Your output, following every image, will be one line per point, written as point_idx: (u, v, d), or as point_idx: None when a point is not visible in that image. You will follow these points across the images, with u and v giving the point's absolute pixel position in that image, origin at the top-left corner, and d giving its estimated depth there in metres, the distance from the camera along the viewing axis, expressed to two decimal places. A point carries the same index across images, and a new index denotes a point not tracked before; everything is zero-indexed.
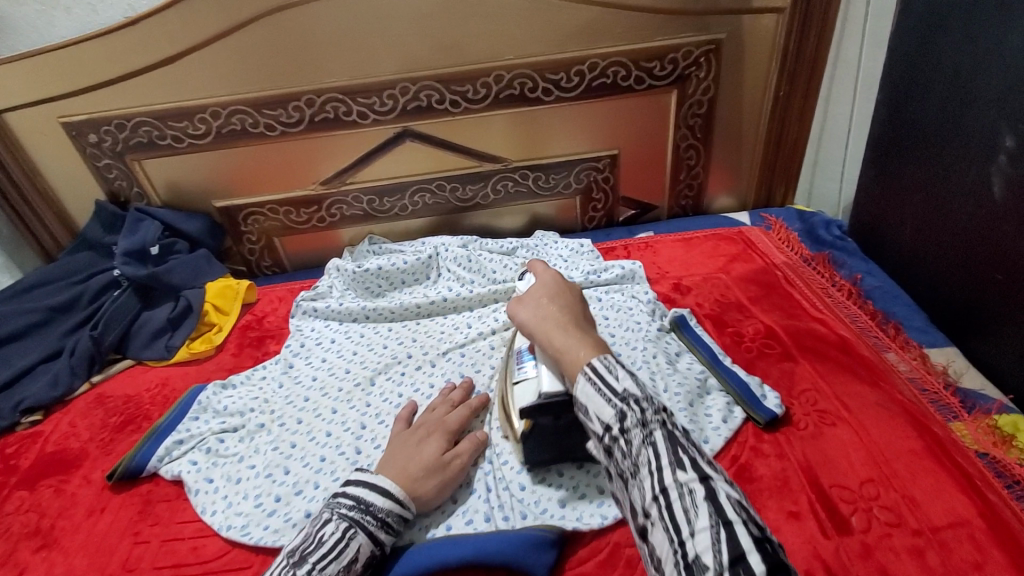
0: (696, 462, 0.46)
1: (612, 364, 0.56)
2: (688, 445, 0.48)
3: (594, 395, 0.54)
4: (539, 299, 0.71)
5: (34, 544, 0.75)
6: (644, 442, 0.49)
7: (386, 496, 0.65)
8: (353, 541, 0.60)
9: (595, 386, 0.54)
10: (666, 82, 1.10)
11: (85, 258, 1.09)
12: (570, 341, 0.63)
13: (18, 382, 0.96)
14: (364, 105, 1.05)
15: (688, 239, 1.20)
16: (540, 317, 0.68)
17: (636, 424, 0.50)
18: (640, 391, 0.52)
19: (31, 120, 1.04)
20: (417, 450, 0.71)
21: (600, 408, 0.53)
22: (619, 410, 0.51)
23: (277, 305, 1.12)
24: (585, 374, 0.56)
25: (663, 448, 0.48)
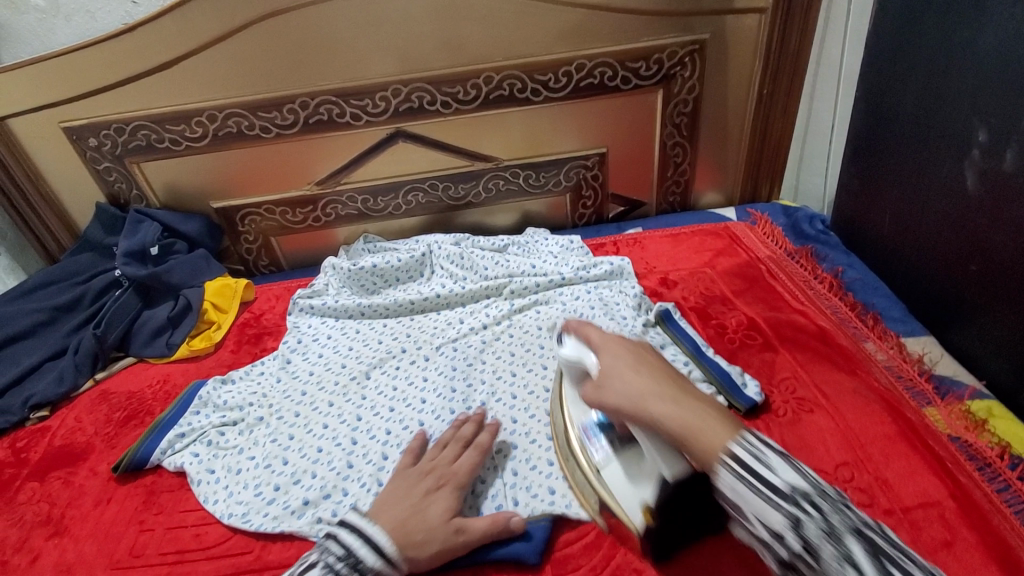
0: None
1: (758, 451, 0.52)
2: (895, 556, 0.45)
3: (749, 495, 0.50)
4: (615, 368, 0.64)
5: (44, 533, 0.78)
6: (839, 559, 0.45)
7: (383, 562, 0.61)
8: None
9: (748, 482, 0.50)
10: (652, 82, 1.13)
11: (86, 259, 1.12)
12: (683, 407, 0.57)
13: (23, 379, 0.99)
14: (358, 107, 1.08)
15: (675, 235, 1.23)
16: (632, 389, 0.61)
17: (822, 537, 0.46)
18: (807, 485, 0.50)
19: (31, 124, 1.06)
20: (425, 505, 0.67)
21: (765, 511, 0.49)
22: (794, 517, 0.48)
23: (275, 303, 1.15)
24: (728, 467, 0.52)
25: (868, 567, 0.45)
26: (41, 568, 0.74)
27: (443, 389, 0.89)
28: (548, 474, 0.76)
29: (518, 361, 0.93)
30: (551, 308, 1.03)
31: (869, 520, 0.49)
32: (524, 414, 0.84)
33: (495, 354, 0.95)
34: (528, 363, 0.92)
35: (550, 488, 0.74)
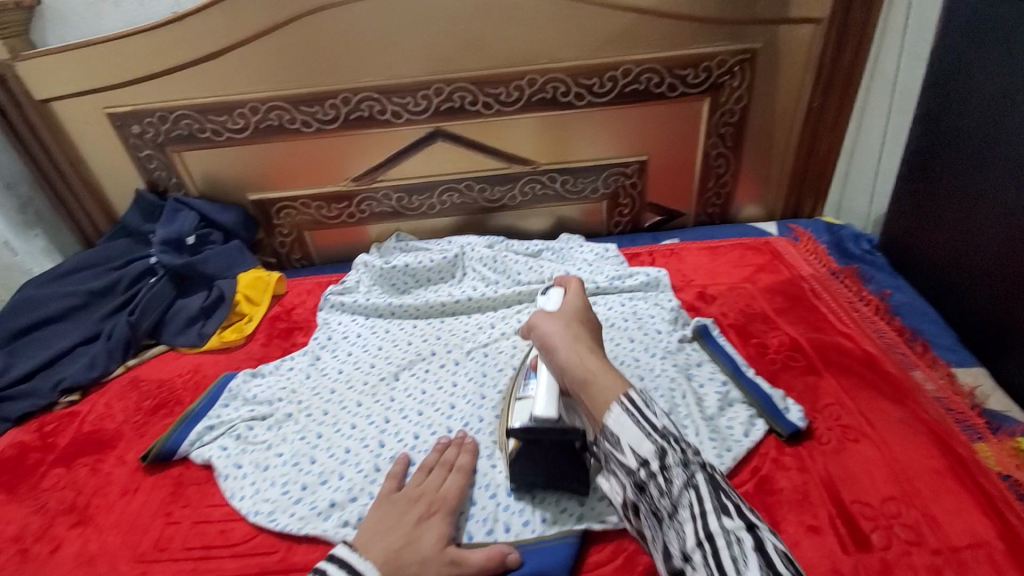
0: (739, 510, 0.53)
1: (649, 400, 0.61)
2: (727, 491, 0.55)
3: (629, 426, 0.59)
4: (565, 317, 0.76)
5: (69, 521, 0.78)
6: (685, 484, 0.55)
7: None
8: None
9: (632, 417, 0.59)
10: (700, 90, 1.10)
11: (122, 245, 1.13)
12: (597, 356, 0.68)
13: (55, 363, 1.00)
14: (399, 105, 1.07)
15: (713, 247, 1.19)
16: (567, 330, 0.73)
17: (677, 464, 0.56)
18: (676, 432, 0.59)
19: (76, 109, 1.07)
20: (408, 533, 0.65)
21: (637, 441, 0.58)
22: (658, 446, 0.57)
23: (305, 298, 1.14)
24: (619, 405, 0.61)
25: (705, 493, 0.54)
26: (65, 555, 0.74)
27: (473, 395, 0.87)
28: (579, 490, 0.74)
29: None
30: None
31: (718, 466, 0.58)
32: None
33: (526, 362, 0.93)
34: None
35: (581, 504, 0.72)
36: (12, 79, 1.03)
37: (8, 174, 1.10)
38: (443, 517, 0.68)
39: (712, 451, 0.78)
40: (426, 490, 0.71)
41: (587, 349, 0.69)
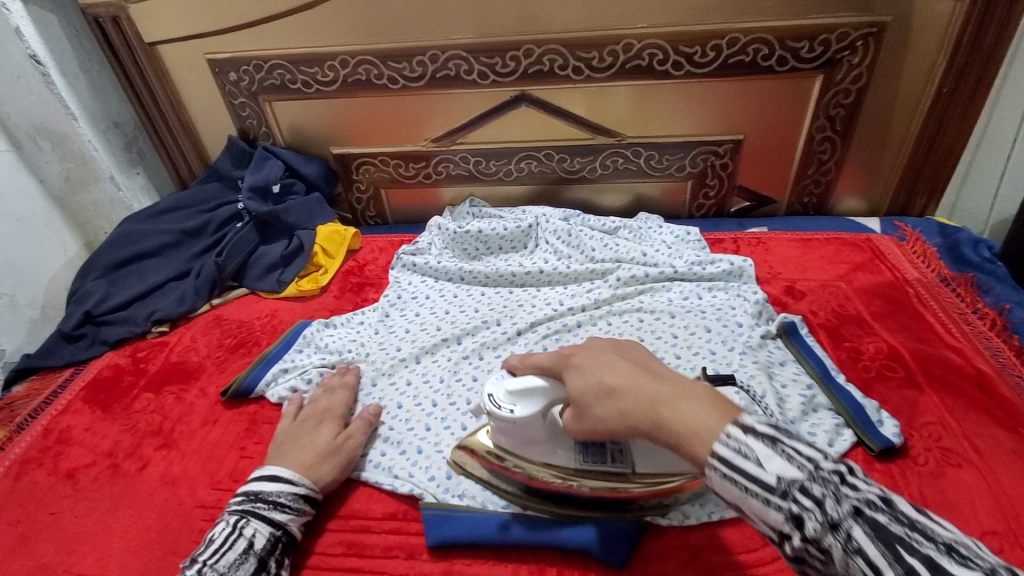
0: (934, 564, 0.35)
1: (742, 444, 0.43)
2: (908, 536, 0.37)
3: (742, 494, 0.43)
4: (596, 375, 0.54)
5: (155, 443, 0.83)
6: (845, 552, 0.38)
7: (284, 483, 0.69)
8: (246, 530, 0.64)
9: (738, 482, 0.43)
10: (813, 66, 1.01)
11: (214, 189, 1.18)
12: (671, 391, 0.49)
13: (149, 295, 1.06)
14: (487, 65, 1.04)
15: (806, 240, 1.11)
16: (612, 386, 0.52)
17: (822, 531, 0.39)
18: (804, 467, 0.42)
19: (179, 54, 1.11)
20: (309, 440, 0.75)
21: (761, 512, 0.42)
22: (789, 513, 0.41)
23: (378, 255, 1.16)
24: (714, 468, 0.44)
25: (877, 555, 0.37)
26: (151, 475, 0.79)
27: None
28: None
29: None
30: (657, 301, 0.96)
31: (882, 491, 0.40)
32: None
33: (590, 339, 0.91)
34: None
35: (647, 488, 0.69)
36: (124, 20, 1.08)
37: (115, 113, 1.17)
38: (334, 422, 0.78)
39: None
40: (311, 408, 0.80)
41: (649, 390, 0.50)
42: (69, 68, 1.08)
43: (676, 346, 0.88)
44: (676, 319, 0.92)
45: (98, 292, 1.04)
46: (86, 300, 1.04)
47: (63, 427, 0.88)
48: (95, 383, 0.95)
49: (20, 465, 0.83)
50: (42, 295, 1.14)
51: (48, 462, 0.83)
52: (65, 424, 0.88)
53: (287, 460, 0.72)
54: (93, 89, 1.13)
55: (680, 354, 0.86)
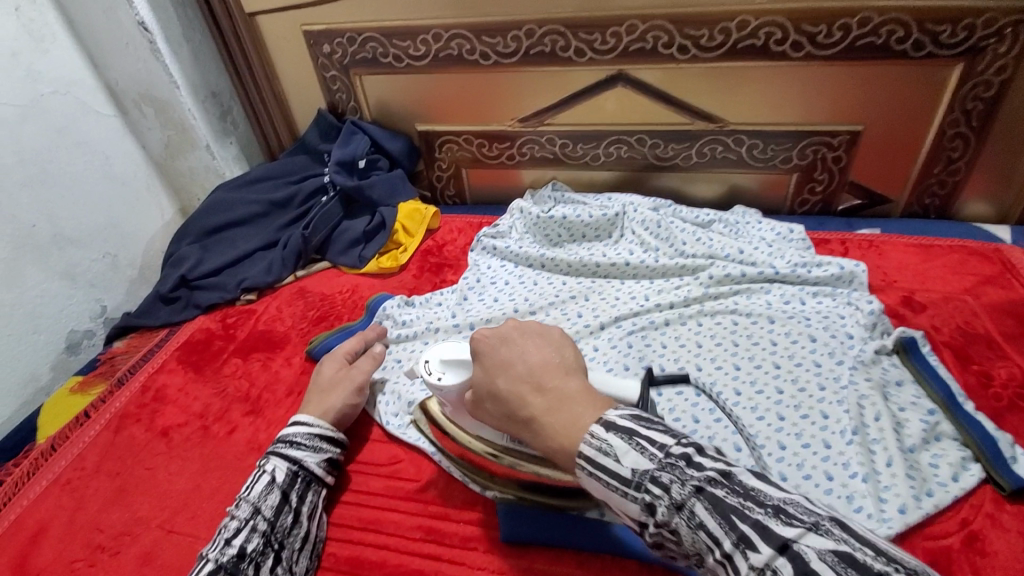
0: (763, 528, 0.38)
1: (603, 442, 0.45)
2: (740, 506, 0.39)
3: (604, 489, 0.45)
4: (492, 379, 0.54)
5: (243, 409, 0.86)
6: (691, 528, 0.41)
7: (301, 425, 0.74)
8: (269, 466, 0.69)
9: (601, 480, 0.45)
10: (956, 51, 0.89)
11: (301, 161, 1.19)
12: (548, 402, 0.50)
13: (239, 263, 1.09)
14: (585, 41, 0.98)
15: (925, 246, 0.99)
16: (503, 394, 0.53)
17: (671, 513, 0.42)
18: (656, 450, 0.44)
19: (277, 25, 1.12)
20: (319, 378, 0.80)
21: (622, 504, 0.44)
22: (644, 503, 0.43)
23: (456, 236, 1.14)
24: (581, 469, 0.46)
25: (716, 527, 0.39)
26: (238, 440, 0.81)
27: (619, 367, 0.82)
28: None
29: (707, 355, 0.83)
30: (754, 304, 0.89)
31: (725, 465, 0.42)
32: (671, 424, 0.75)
33: (679, 339, 0.86)
34: (719, 359, 0.82)
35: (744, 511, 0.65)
36: None
37: (212, 84, 1.19)
38: (339, 359, 0.83)
39: (907, 486, 0.65)
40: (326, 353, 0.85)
41: (531, 401, 0.50)
42: (174, 37, 1.10)
43: (776, 355, 0.81)
44: (775, 326, 0.85)
45: (192, 257, 1.08)
46: (181, 264, 1.08)
47: (159, 385, 0.92)
48: (188, 344, 0.99)
49: (120, 419, 0.88)
50: (141, 257, 1.23)
51: (147, 418, 0.87)
52: (161, 382, 0.92)
53: (307, 404, 0.77)
54: (194, 58, 1.14)
55: (780, 364, 0.80)
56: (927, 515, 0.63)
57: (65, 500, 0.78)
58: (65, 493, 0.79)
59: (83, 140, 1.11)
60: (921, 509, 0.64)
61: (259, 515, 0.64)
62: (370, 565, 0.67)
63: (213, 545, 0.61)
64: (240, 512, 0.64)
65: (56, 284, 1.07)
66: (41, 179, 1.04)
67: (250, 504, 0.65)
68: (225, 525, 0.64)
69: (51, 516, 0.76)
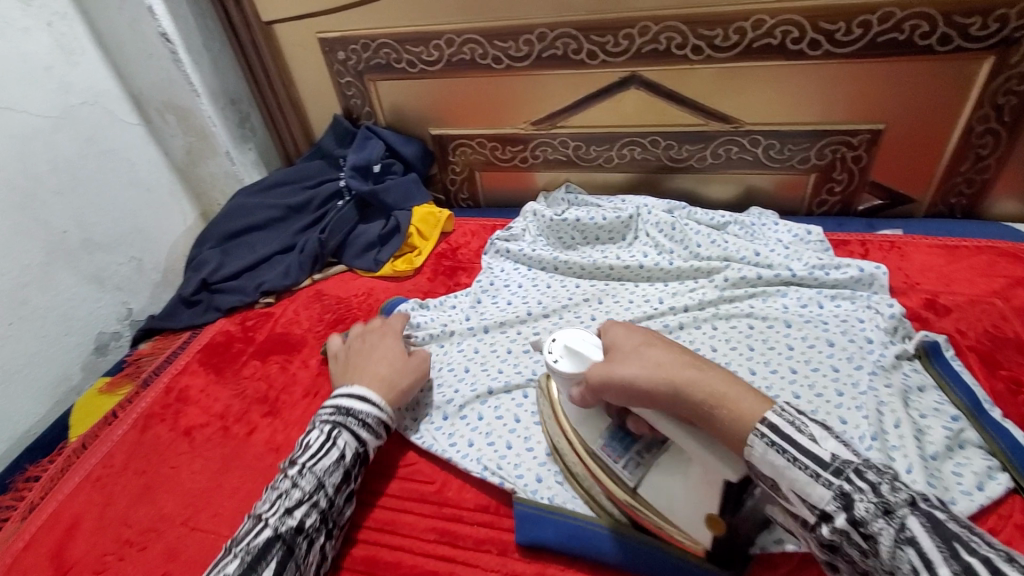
0: (984, 564, 0.36)
1: (796, 421, 0.47)
2: (963, 536, 0.38)
3: (786, 468, 0.45)
4: (631, 355, 0.55)
5: (261, 410, 0.87)
6: (896, 541, 0.40)
7: (372, 405, 0.74)
8: (337, 441, 0.70)
9: (787, 454, 0.45)
10: (983, 46, 0.86)
11: (317, 166, 1.21)
12: (698, 381, 0.51)
13: (258, 266, 1.11)
14: (597, 44, 0.98)
15: (951, 247, 0.97)
16: (650, 365, 0.53)
17: (875, 515, 0.41)
18: (856, 456, 0.45)
19: (293, 33, 1.14)
20: (380, 356, 0.81)
21: (807, 488, 0.45)
22: (838, 492, 0.43)
23: (470, 239, 1.15)
24: (760, 437, 0.46)
25: (925, 544, 0.38)
26: (256, 441, 0.83)
27: None
28: None
29: (722, 360, 0.82)
30: (771, 307, 0.88)
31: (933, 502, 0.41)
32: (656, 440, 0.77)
33: (693, 343, 0.85)
34: (733, 364, 0.81)
35: None
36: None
37: (232, 91, 1.22)
38: (397, 338, 0.85)
39: (927, 493, 0.63)
40: (375, 329, 0.87)
41: (679, 380, 0.51)
42: (195, 46, 1.13)
43: (793, 360, 0.80)
44: (792, 329, 0.84)
45: (213, 261, 1.11)
46: (203, 268, 1.10)
47: (182, 387, 0.94)
48: (209, 347, 1.01)
49: (146, 419, 0.90)
50: (164, 260, 1.26)
51: (170, 419, 0.90)
52: (183, 384, 0.95)
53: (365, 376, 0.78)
54: (214, 66, 1.17)
55: (797, 368, 0.79)
56: None
57: (95, 497, 0.81)
58: (95, 490, 0.82)
59: (110, 148, 1.14)
60: None
61: (320, 491, 0.66)
62: (385, 565, 0.68)
63: (273, 508, 0.64)
64: (303, 484, 0.65)
65: (85, 287, 1.11)
66: (71, 186, 1.07)
67: (314, 478, 0.66)
68: (285, 489, 0.65)
69: (83, 511, 0.79)
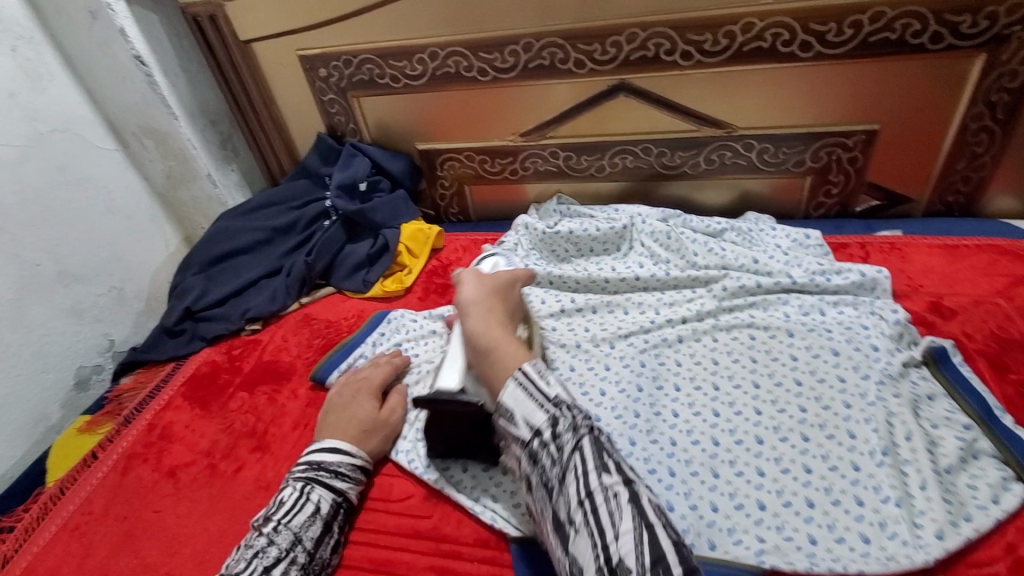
0: (617, 466, 0.54)
1: (540, 368, 0.62)
2: (609, 452, 0.55)
3: (524, 399, 0.60)
4: (485, 283, 0.76)
5: (249, 445, 0.84)
6: (573, 449, 0.55)
7: (343, 454, 0.72)
8: (312, 495, 0.68)
9: (527, 390, 0.60)
10: (976, 43, 0.84)
11: (302, 186, 1.18)
12: (500, 336, 0.68)
13: (243, 291, 1.08)
14: (584, 52, 0.96)
15: (951, 247, 0.95)
16: (483, 298, 0.74)
17: (567, 430, 0.56)
18: (570, 399, 0.60)
19: (272, 51, 1.11)
20: (352, 410, 0.77)
21: (530, 413, 0.59)
22: (550, 416, 0.57)
23: (461, 255, 1.12)
24: (515, 379, 0.61)
25: (590, 455, 0.54)
26: (243, 479, 0.79)
27: (629, 385, 0.79)
28: (767, 532, 0.63)
29: (723, 373, 0.79)
30: (771, 316, 0.86)
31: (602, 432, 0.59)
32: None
33: (693, 357, 0.83)
34: (736, 377, 0.79)
35: (757, 541, 0.62)
36: (221, 18, 1.08)
37: (211, 112, 1.19)
38: (370, 393, 0.79)
39: (943, 509, 0.61)
40: (351, 377, 0.82)
41: (491, 330, 0.69)
42: (170, 68, 1.10)
43: (797, 371, 0.77)
44: (795, 339, 0.82)
45: (196, 288, 1.07)
46: (186, 296, 1.07)
47: (165, 423, 0.91)
48: (193, 378, 0.98)
49: (128, 459, 0.87)
50: (147, 288, 1.23)
51: (153, 458, 0.86)
52: (166, 421, 0.91)
53: (338, 430, 0.75)
54: (191, 88, 1.14)
55: (802, 379, 0.76)
56: (967, 542, 0.59)
57: (73, 547, 0.77)
58: (75, 538, 0.78)
59: (85, 175, 1.11)
60: (960, 535, 0.59)
61: (298, 547, 0.64)
62: None
63: (250, 568, 0.61)
64: (278, 541, 0.64)
65: (64, 320, 1.07)
66: (46, 217, 1.04)
67: (291, 533, 0.65)
68: (259, 548, 0.63)
69: (60, 563, 0.75)
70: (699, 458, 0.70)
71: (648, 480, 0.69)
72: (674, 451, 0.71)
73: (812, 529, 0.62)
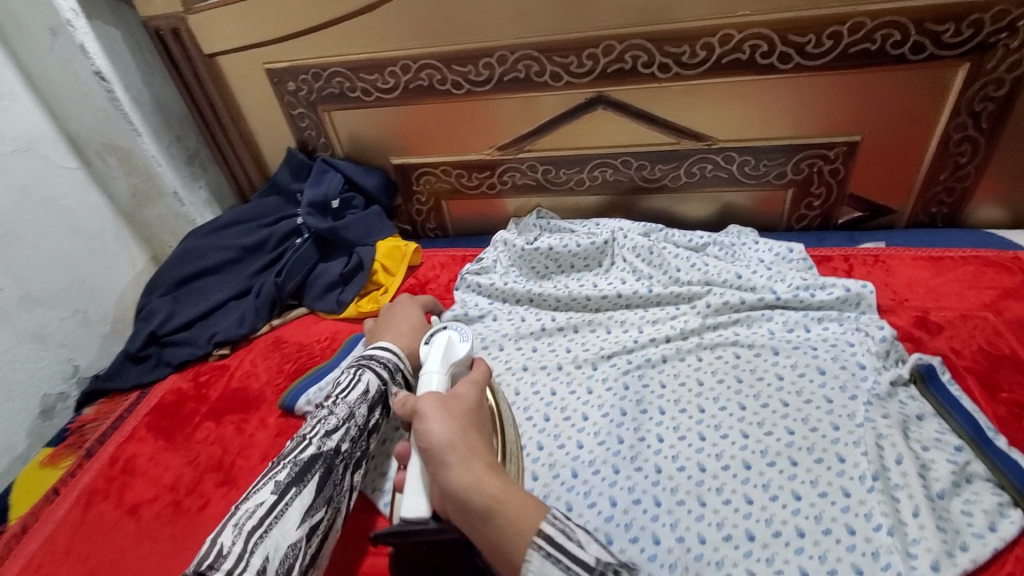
0: None
1: (567, 526, 0.50)
2: None
3: (561, 574, 0.47)
4: (454, 415, 0.58)
5: (215, 480, 0.79)
6: None
7: (393, 351, 0.76)
8: (362, 377, 0.70)
9: (562, 563, 0.48)
10: (955, 53, 0.83)
11: (273, 202, 1.14)
12: (493, 489, 0.52)
13: (211, 314, 1.04)
14: (561, 65, 0.94)
15: (936, 259, 0.93)
16: (461, 436, 0.56)
17: None
18: (611, 556, 0.50)
19: (238, 64, 1.07)
20: (397, 319, 0.83)
21: None
22: None
23: (439, 273, 1.09)
24: (538, 549, 0.48)
25: None
26: (208, 518, 0.75)
27: (612, 410, 0.76)
28: (756, 565, 0.60)
29: (709, 395, 0.77)
30: (755, 333, 0.84)
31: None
32: (587, 469, 0.70)
33: (677, 377, 0.80)
34: (721, 399, 0.76)
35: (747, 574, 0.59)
36: (184, 32, 1.05)
37: (177, 127, 1.15)
38: (413, 307, 0.86)
39: (938, 538, 0.58)
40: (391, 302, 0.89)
41: (480, 484, 0.52)
42: (132, 82, 1.06)
43: (784, 391, 0.75)
44: (781, 356, 0.79)
45: (163, 311, 1.03)
46: (152, 319, 1.02)
47: (129, 455, 0.86)
48: (158, 407, 0.93)
49: (88, 495, 0.82)
50: (112, 310, 1.17)
51: (115, 494, 0.81)
52: (129, 453, 0.86)
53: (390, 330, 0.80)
54: (155, 103, 1.11)
55: (789, 400, 0.74)
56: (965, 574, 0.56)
57: None
58: None
59: (45, 196, 1.05)
60: (957, 566, 0.57)
61: (352, 420, 0.66)
62: None
63: (315, 430, 0.65)
64: (338, 412, 0.66)
65: (25, 347, 1.01)
66: (3, 241, 0.98)
67: (346, 406, 0.67)
68: (322, 416, 0.66)
69: None
70: (685, 486, 0.67)
71: (633, 511, 0.65)
72: (659, 479, 0.68)
73: (804, 561, 0.59)
